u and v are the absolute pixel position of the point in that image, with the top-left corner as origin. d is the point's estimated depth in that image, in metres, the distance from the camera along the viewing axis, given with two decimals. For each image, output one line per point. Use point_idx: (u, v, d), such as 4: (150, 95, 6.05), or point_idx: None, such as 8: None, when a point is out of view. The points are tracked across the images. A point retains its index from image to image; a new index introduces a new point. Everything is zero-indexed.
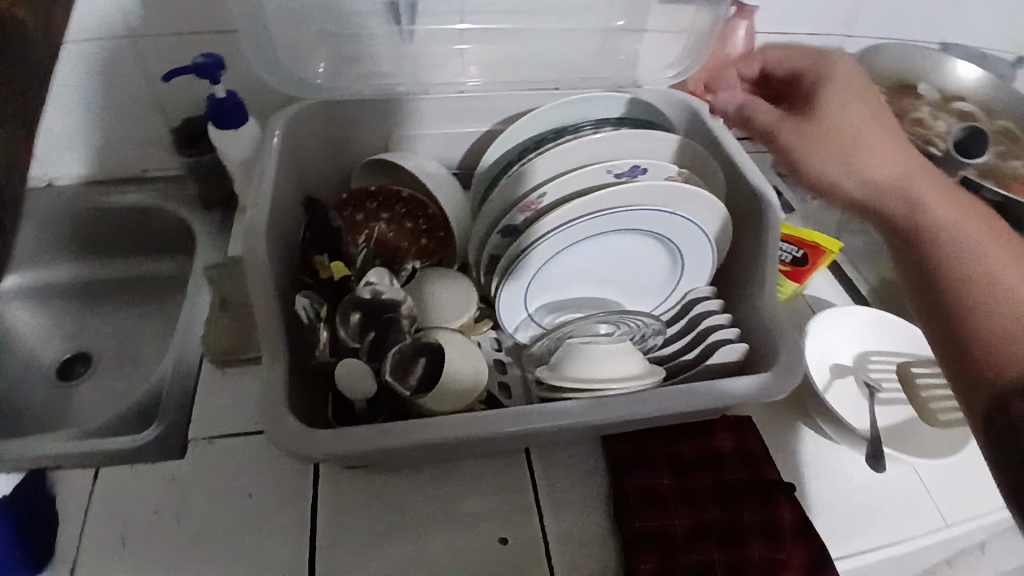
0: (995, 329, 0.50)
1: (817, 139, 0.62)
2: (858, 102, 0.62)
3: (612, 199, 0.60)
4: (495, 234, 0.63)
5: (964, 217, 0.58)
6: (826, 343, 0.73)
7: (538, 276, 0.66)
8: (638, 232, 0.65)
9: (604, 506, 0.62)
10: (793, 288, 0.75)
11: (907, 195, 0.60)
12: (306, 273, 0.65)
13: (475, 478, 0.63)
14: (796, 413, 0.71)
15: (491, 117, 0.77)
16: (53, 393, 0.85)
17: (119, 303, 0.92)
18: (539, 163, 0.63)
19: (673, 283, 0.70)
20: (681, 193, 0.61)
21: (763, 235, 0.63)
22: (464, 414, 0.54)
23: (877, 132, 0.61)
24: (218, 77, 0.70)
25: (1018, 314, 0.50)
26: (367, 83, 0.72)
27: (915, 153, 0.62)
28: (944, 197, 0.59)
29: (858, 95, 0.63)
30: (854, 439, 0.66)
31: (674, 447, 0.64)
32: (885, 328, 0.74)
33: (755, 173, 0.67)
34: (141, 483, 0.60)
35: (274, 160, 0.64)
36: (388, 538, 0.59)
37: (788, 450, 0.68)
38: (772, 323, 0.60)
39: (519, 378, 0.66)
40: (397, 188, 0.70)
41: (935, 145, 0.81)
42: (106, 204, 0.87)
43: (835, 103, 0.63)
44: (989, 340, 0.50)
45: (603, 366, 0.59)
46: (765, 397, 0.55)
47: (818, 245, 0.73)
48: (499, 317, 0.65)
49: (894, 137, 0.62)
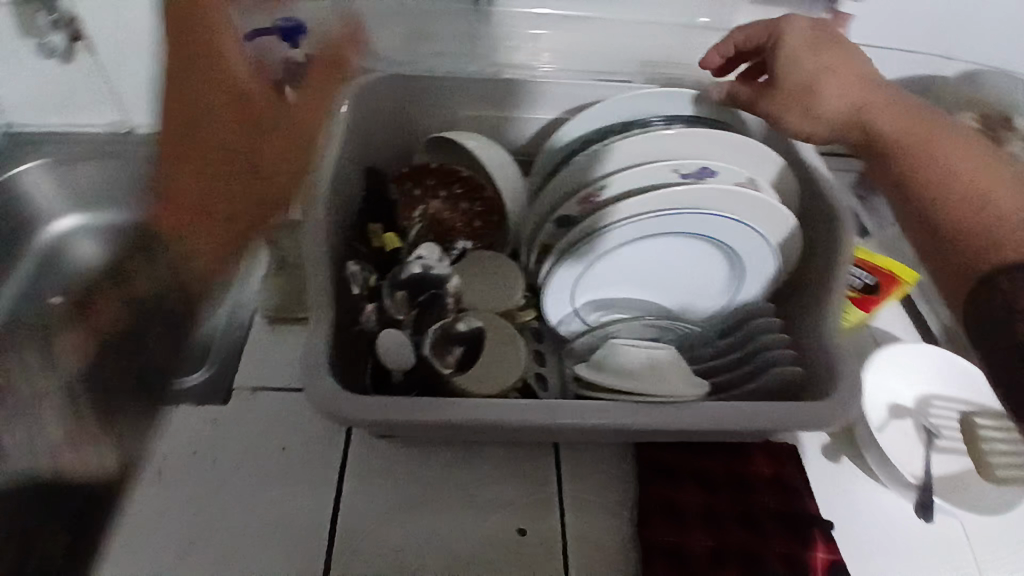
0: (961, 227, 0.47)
1: (794, 103, 0.60)
2: (800, 52, 0.60)
3: (679, 199, 0.58)
4: (550, 223, 0.62)
5: (912, 125, 0.53)
6: (886, 378, 0.68)
7: (589, 271, 0.64)
8: (698, 237, 0.63)
9: (628, 512, 0.61)
10: (859, 317, 0.69)
11: (873, 127, 0.56)
12: (358, 240, 0.65)
13: (501, 464, 0.63)
14: (843, 447, 0.67)
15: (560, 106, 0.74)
16: (116, 327, 0.89)
17: None
18: (604, 154, 0.61)
19: (728, 295, 0.67)
20: (750, 202, 0.59)
21: (834, 256, 0.60)
22: (499, 401, 0.53)
23: (833, 72, 0.58)
24: (296, 42, 0.73)
25: (974, 202, 0.47)
26: (440, 61, 0.73)
27: (870, 69, 0.58)
28: (899, 112, 0.55)
29: (808, 45, 0.60)
30: (903, 484, 0.62)
31: (709, 464, 0.61)
32: (952, 371, 0.70)
33: (830, 190, 0.63)
34: (185, 421, 0.63)
35: (342, 127, 0.65)
36: (408, 511, 0.59)
37: (831, 485, 0.64)
38: (830, 348, 0.56)
39: (557, 370, 0.66)
40: (457, 167, 0.69)
41: None
42: None
43: (782, 60, 0.61)
44: (964, 238, 0.46)
45: (645, 368, 0.59)
46: (813, 424, 0.53)
47: (892, 275, 0.70)
48: (545, 308, 0.64)
49: (847, 62, 0.58)
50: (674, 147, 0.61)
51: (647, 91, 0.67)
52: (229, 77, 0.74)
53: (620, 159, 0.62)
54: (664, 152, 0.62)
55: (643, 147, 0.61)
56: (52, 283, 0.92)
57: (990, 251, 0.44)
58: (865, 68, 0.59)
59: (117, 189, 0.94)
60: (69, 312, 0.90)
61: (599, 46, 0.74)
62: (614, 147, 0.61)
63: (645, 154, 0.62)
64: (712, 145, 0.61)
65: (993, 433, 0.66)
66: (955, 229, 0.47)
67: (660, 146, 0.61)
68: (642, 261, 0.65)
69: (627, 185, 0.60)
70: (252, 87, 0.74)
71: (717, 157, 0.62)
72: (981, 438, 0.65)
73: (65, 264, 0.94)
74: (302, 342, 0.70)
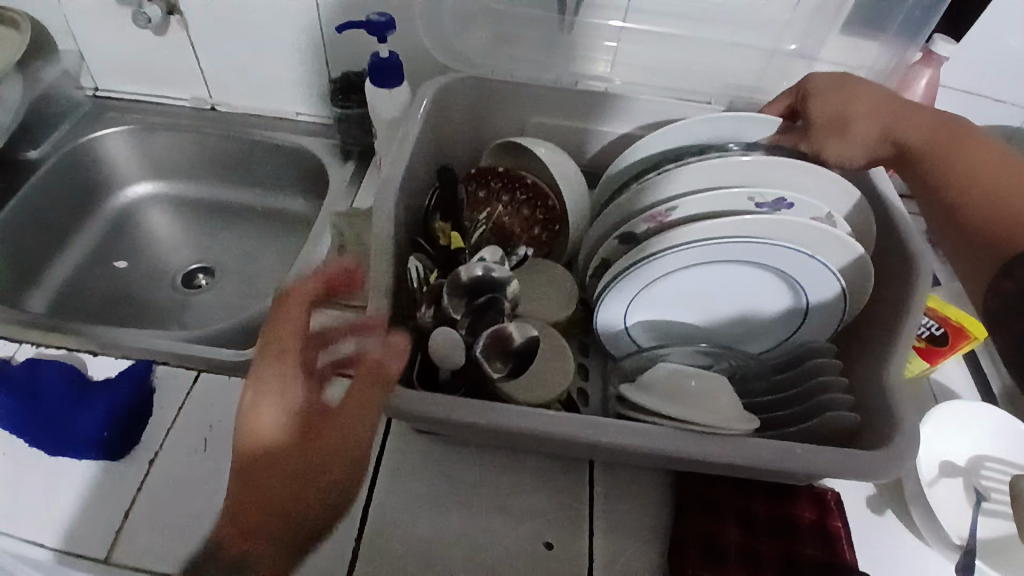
0: (1002, 228, 0.52)
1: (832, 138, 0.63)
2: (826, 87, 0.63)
3: (750, 227, 0.57)
4: (613, 239, 0.62)
5: (942, 145, 0.58)
6: (944, 435, 0.65)
7: (647, 291, 0.63)
8: (764, 269, 0.61)
9: (660, 541, 0.59)
10: (923, 367, 0.66)
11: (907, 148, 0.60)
12: (423, 236, 0.66)
13: (535, 475, 0.62)
14: (892, 501, 0.64)
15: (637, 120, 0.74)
16: (174, 294, 0.93)
17: (247, 227, 1.00)
18: (677, 174, 0.60)
19: (788, 331, 0.66)
20: (822, 237, 0.57)
21: (906, 302, 0.58)
22: (545, 412, 0.52)
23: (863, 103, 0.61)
24: (384, 37, 0.72)
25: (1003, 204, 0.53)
26: (519, 67, 0.73)
27: (902, 97, 0.61)
28: (931, 134, 0.59)
29: (838, 87, 0.62)
30: (949, 546, 0.59)
31: (748, 503, 0.60)
32: (1018, 437, 0.65)
33: (908, 236, 0.61)
34: (233, 394, 0.65)
35: (418, 122, 0.66)
36: (439, 510, 0.59)
37: (875, 539, 0.62)
38: (893, 398, 0.54)
39: (600, 389, 0.65)
40: (522, 173, 0.69)
41: None
42: (256, 135, 0.94)
43: (820, 103, 0.63)
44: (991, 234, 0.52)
45: (696, 397, 0.57)
46: (870, 475, 0.50)
47: (963, 327, 0.67)
48: (597, 323, 0.64)
49: (879, 96, 0.61)
50: (749, 174, 0.60)
51: (727, 114, 0.65)
52: (282, 392, 0.47)
53: (692, 181, 0.61)
54: (738, 179, 0.60)
55: (717, 170, 0.60)
56: (121, 245, 0.97)
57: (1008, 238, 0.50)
58: (893, 94, 0.62)
59: (192, 161, 0.99)
60: (133, 274, 0.94)
61: (679, 65, 0.73)
62: (687, 168, 0.60)
63: (718, 179, 0.60)
64: (789, 176, 0.60)
65: None
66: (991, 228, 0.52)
67: (736, 172, 0.60)
68: (702, 287, 0.64)
69: (697, 209, 0.59)
70: (303, 412, 0.47)
71: (793, 188, 0.61)
72: None
73: (136, 227, 0.99)
74: None
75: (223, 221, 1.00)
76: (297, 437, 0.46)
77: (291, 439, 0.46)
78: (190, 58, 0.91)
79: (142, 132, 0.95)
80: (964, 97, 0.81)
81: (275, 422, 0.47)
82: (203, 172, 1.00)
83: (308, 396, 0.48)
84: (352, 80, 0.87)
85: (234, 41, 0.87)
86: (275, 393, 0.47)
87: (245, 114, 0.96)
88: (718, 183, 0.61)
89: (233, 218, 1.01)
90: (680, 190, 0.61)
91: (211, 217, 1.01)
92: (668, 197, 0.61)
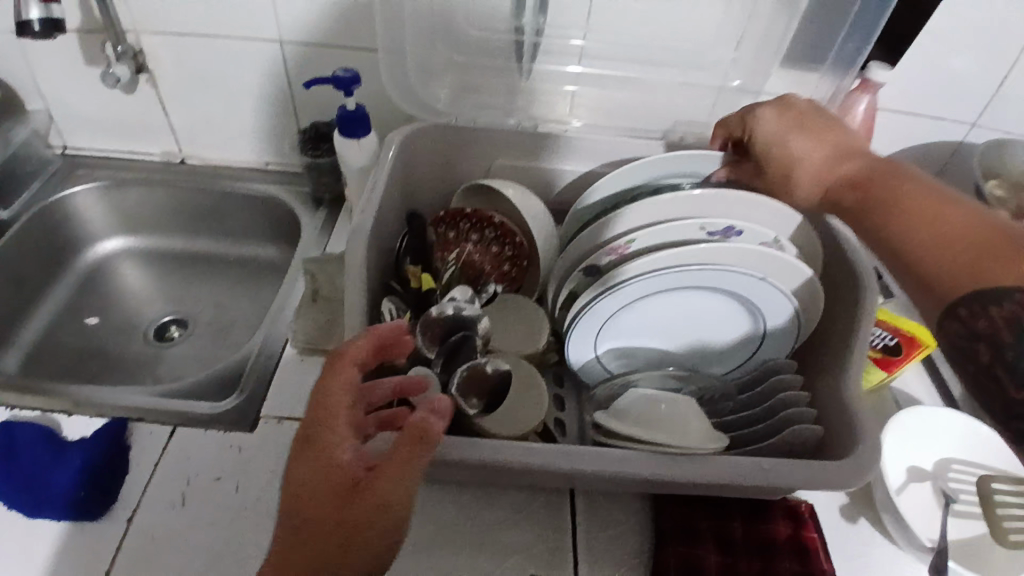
0: (967, 272, 0.42)
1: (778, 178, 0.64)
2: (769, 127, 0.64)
3: (704, 256, 0.60)
4: (578, 272, 0.64)
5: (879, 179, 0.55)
6: (905, 443, 0.68)
7: (614, 320, 0.66)
8: (722, 293, 0.64)
9: (642, 566, 0.60)
10: (880, 377, 0.70)
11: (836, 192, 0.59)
12: (395, 279, 0.69)
13: (517, 509, 0.63)
14: (862, 509, 0.66)
15: (599, 158, 0.78)
16: (147, 347, 0.92)
17: (221, 278, 1.01)
18: (633, 209, 0.63)
19: (750, 351, 0.69)
20: (774, 261, 0.60)
21: (856, 317, 0.61)
22: (520, 444, 0.54)
23: (805, 146, 0.62)
24: (351, 91, 0.75)
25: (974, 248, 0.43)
26: (483, 113, 0.76)
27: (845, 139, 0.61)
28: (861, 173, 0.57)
29: (782, 124, 0.63)
30: (921, 549, 0.61)
31: (724, 522, 0.61)
32: (978, 439, 0.68)
33: (854, 253, 0.65)
34: (212, 446, 0.65)
35: (387, 171, 0.69)
36: (423, 550, 0.60)
37: (849, 548, 0.63)
38: (852, 411, 0.57)
39: (576, 418, 0.67)
40: (490, 213, 0.71)
41: None
42: (227, 187, 0.95)
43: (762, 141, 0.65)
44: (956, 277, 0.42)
45: (666, 420, 0.59)
46: (831, 485, 0.53)
47: (915, 336, 0.70)
48: (568, 354, 0.66)
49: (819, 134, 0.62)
50: (702, 206, 0.64)
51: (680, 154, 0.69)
52: (330, 450, 0.43)
53: (648, 215, 0.64)
54: (692, 210, 0.64)
55: (672, 203, 0.63)
56: (92, 301, 0.96)
57: (962, 279, 0.42)
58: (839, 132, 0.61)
59: (164, 214, 1.00)
60: (104, 329, 0.94)
61: (634, 105, 0.77)
62: (643, 203, 0.63)
63: (673, 211, 0.64)
64: (739, 205, 0.63)
65: (1009, 498, 0.62)
66: (948, 266, 0.43)
67: (689, 204, 0.63)
68: (666, 312, 0.66)
69: (654, 241, 0.62)
70: (348, 472, 0.43)
71: (744, 216, 0.64)
72: (997, 504, 0.62)
73: (107, 282, 0.99)
74: None
75: (196, 272, 1.01)
76: (347, 484, 0.42)
77: (335, 505, 0.42)
78: (159, 114, 0.92)
79: (112, 188, 0.96)
80: (900, 119, 0.87)
81: (323, 483, 0.42)
82: (175, 225, 1.01)
83: (354, 454, 0.44)
84: (322, 130, 0.90)
85: (203, 98, 0.90)
86: (321, 455, 0.43)
87: (216, 166, 0.98)
88: (673, 215, 0.64)
89: (207, 269, 1.02)
90: (637, 223, 0.64)
91: (184, 269, 1.02)
92: (626, 231, 0.64)
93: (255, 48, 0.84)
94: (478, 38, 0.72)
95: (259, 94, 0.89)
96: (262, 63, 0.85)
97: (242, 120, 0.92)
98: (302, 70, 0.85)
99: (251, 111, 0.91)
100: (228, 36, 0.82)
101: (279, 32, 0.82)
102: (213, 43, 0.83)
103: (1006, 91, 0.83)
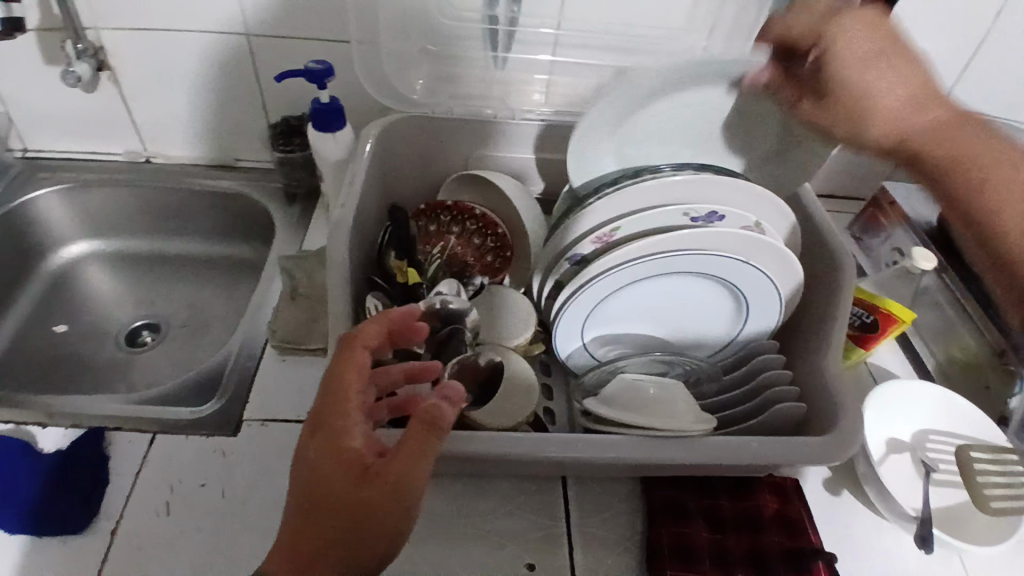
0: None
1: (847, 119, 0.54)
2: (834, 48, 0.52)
3: (687, 241, 0.61)
4: (563, 261, 0.64)
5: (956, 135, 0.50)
6: (884, 416, 0.70)
7: (599, 308, 0.66)
8: (705, 277, 0.65)
9: (635, 549, 0.61)
10: (860, 355, 0.72)
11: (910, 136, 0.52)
12: (378, 273, 0.67)
13: (509, 499, 0.63)
14: (844, 482, 0.68)
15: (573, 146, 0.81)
16: (119, 354, 0.90)
17: (194, 279, 0.98)
18: (619, 195, 0.63)
19: (733, 334, 0.70)
20: (756, 244, 0.61)
21: (835, 297, 0.62)
22: (512, 435, 0.54)
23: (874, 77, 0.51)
24: (324, 83, 0.73)
25: None
26: (460, 103, 0.75)
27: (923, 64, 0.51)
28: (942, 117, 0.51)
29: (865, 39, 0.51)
30: (904, 517, 0.63)
31: (714, 501, 0.62)
32: (954, 411, 0.71)
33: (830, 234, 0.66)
34: (195, 452, 0.63)
35: (365, 165, 0.68)
36: (417, 546, 0.59)
37: (833, 520, 0.65)
38: (834, 388, 0.58)
39: (564, 406, 0.67)
40: (470, 205, 0.72)
41: None
42: (196, 185, 0.93)
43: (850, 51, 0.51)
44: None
45: (655, 404, 0.60)
46: (817, 461, 0.54)
47: (890, 313, 0.70)
48: (554, 343, 0.66)
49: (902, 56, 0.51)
50: (686, 189, 0.63)
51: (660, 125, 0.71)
52: (342, 434, 0.43)
53: (632, 201, 0.63)
54: (675, 195, 0.64)
55: (655, 189, 0.63)
56: (58, 307, 0.93)
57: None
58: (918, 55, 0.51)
59: (131, 215, 0.96)
60: (74, 337, 0.91)
61: None
62: (627, 188, 0.63)
63: (657, 197, 0.64)
64: (722, 188, 0.64)
65: (986, 465, 0.64)
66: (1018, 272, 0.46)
67: (672, 188, 0.63)
68: (651, 297, 0.67)
69: (637, 227, 0.62)
70: (361, 455, 0.42)
71: (725, 201, 0.65)
72: (976, 470, 0.64)
73: (73, 288, 0.95)
74: (314, 372, 0.71)
75: (167, 275, 0.99)
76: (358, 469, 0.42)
77: (346, 490, 0.41)
78: (122, 112, 0.89)
79: (75, 190, 0.92)
80: None
81: (333, 467, 0.42)
82: (143, 227, 0.98)
83: (365, 440, 0.43)
84: (293, 124, 0.87)
85: (167, 93, 0.87)
86: (333, 438, 0.43)
87: (184, 164, 0.95)
88: (657, 201, 0.64)
89: (179, 270, 0.99)
90: (623, 209, 0.64)
91: (155, 272, 0.99)
92: (612, 218, 0.64)
93: (220, 41, 0.81)
94: (452, 29, 0.71)
95: (226, 88, 0.86)
96: (228, 56, 0.83)
97: (211, 116, 0.90)
98: (272, 62, 0.83)
99: (218, 106, 0.88)
100: (192, 29, 0.80)
101: (246, 24, 0.79)
102: (178, 37, 0.81)
103: (970, 67, 0.86)
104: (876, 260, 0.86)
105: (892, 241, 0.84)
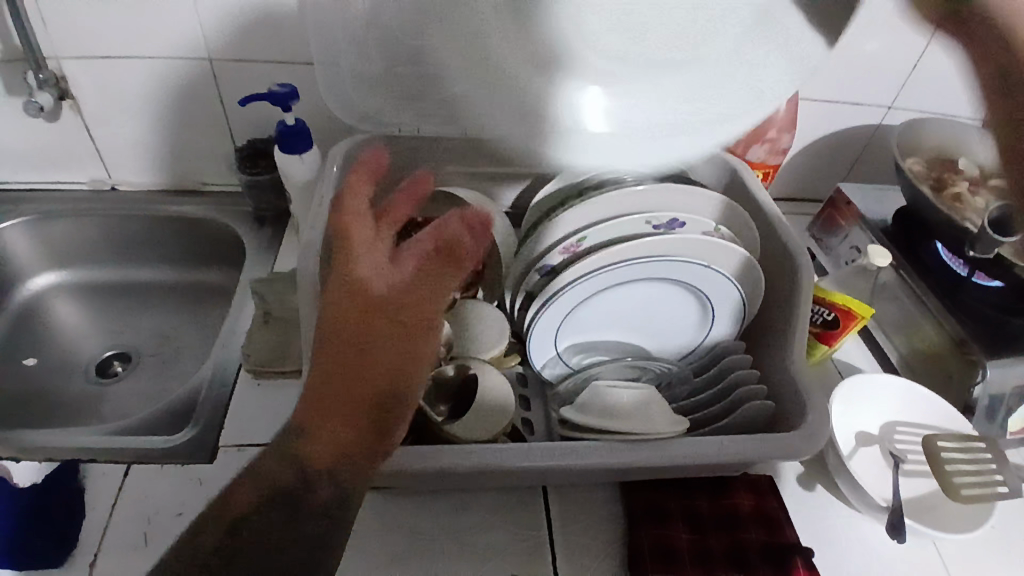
0: None
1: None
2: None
3: (652, 248, 0.62)
4: (534, 273, 0.65)
5: None
6: (851, 409, 0.73)
7: (571, 317, 0.67)
8: (671, 282, 0.67)
9: (617, 552, 0.62)
10: (823, 351, 0.75)
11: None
12: None
13: (491, 510, 0.64)
14: (817, 476, 0.70)
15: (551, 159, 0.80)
16: (91, 386, 0.89)
17: (166, 306, 0.97)
18: (584, 206, 0.64)
19: (703, 336, 0.71)
20: (718, 248, 0.63)
21: (795, 296, 0.64)
22: (488, 446, 0.55)
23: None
24: (290, 105, 0.74)
25: None
26: (426, 121, 0.77)
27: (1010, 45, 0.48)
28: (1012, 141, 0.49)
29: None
30: (875, 507, 0.65)
31: (692, 500, 0.64)
32: (918, 402, 0.73)
33: (788, 235, 0.68)
34: (172, 481, 0.63)
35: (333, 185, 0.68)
36: (401, 562, 0.59)
37: (808, 513, 0.67)
38: (800, 384, 0.60)
39: (541, 416, 0.68)
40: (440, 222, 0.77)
41: (971, 222, 0.75)
42: (164, 211, 0.92)
43: None
44: None
45: (628, 409, 0.61)
46: (786, 456, 0.56)
47: (851, 309, 0.71)
48: (528, 354, 0.67)
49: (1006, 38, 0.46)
50: (649, 197, 0.65)
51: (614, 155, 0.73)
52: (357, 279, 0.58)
53: (597, 211, 0.65)
54: (638, 203, 0.66)
55: (619, 198, 0.65)
56: (26, 341, 0.91)
57: None
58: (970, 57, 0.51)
59: (99, 245, 0.95)
60: (43, 371, 0.89)
61: None
62: (591, 199, 0.65)
63: (621, 207, 0.65)
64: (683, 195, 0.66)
65: (953, 454, 0.67)
66: None
67: (635, 197, 0.65)
68: (621, 304, 0.68)
69: (604, 236, 0.64)
70: (365, 293, 0.57)
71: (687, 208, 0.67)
72: (943, 460, 0.66)
73: (40, 321, 0.94)
74: (291, 393, 0.71)
75: (138, 303, 0.98)
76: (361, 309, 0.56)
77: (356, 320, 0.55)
78: (86, 140, 0.88)
79: (40, 221, 0.91)
80: (821, 105, 0.92)
81: (345, 302, 0.56)
82: (111, 255, 0.97)
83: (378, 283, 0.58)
84: (260, 147, 0.88)
85: (131, 120, 0.86)
86: (348, 281, 0.57)
87: (151, 190, 0.94)
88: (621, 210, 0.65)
89: (150, 298, 0.98)
90: (589, 219, 0.65)
91: (126, 300, 0.98)
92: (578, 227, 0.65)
93: (183, 67, 0.81)
94: None
95: (190, 113, 0.86)
96: (191, 82, 0.83)
97: (177, 141, 0.89)
98: (237, 86, 0.83)
99: (183, 131, 0.88)
100: (154, 57, 0.80)
101: (209, 50, 0.79)
102: (142, 64, 0.81)
103: (915, 73, 0.89)
104: (835, 259, 0.89)
105: (851, 241, 0.87)
